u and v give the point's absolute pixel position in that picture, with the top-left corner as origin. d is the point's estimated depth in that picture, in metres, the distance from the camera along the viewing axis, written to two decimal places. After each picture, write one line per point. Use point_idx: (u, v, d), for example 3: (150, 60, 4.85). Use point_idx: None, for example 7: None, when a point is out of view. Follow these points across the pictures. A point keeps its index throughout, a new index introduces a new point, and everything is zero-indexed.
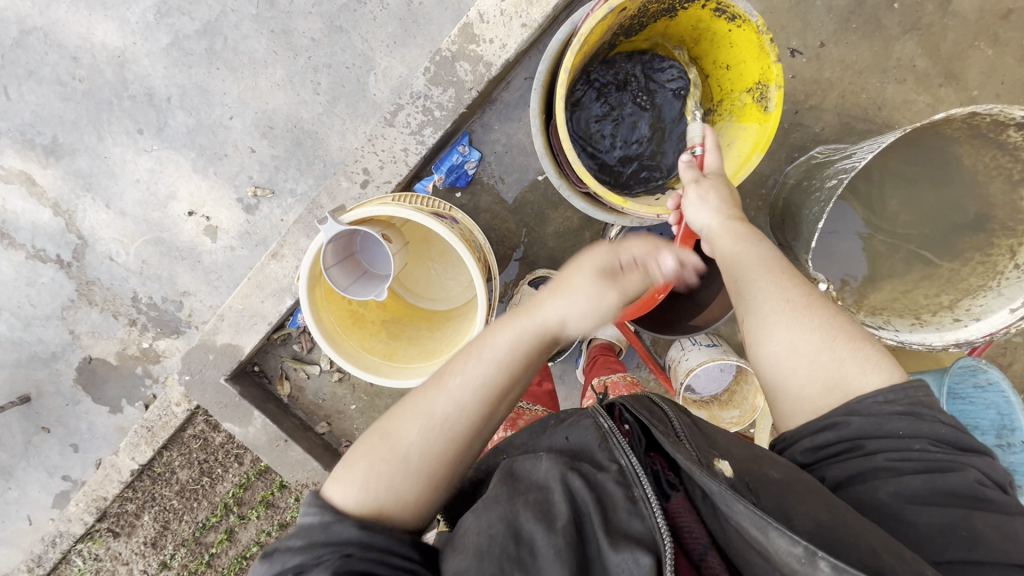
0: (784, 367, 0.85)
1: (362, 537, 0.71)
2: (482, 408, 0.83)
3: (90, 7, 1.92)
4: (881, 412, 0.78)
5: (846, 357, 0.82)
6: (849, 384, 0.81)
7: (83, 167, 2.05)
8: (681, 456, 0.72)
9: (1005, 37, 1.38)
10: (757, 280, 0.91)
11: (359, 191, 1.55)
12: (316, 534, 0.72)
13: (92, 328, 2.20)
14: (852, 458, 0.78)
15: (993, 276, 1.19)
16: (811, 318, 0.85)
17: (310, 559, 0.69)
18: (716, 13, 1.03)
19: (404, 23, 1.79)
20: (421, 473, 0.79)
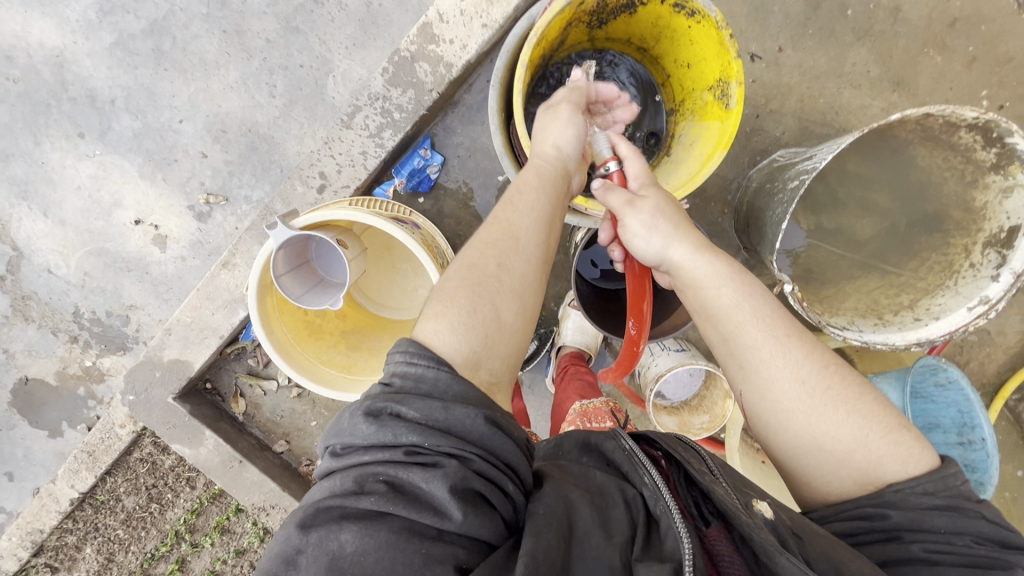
0: (808, 461, 0.82)
1: (487, 439, 0.72)
2: (542, 231, 0.93)
3: (25, 3, 1.80)
4: (921, 506, 0.76)
5: (883, 454, 0.79)
6: (884, 479, 0.79)
7: (18, 173, 1.92)
8: (722, 494, 0.73)
9: (952, 44, 1.42)
10: (767, 357, 0.84)
11: (315, 196, 1.48)
12: (434, 412, 0.71)
13: (28, 346, 2.05)
14: (888, 548, 0.75)
15: (950, 275, 1.21)
16: (835, 408, 0.81)
17: (430, 443, 0.69)
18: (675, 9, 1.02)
19: (363, 24, 1.73)
20: (517, 290, 0.87)
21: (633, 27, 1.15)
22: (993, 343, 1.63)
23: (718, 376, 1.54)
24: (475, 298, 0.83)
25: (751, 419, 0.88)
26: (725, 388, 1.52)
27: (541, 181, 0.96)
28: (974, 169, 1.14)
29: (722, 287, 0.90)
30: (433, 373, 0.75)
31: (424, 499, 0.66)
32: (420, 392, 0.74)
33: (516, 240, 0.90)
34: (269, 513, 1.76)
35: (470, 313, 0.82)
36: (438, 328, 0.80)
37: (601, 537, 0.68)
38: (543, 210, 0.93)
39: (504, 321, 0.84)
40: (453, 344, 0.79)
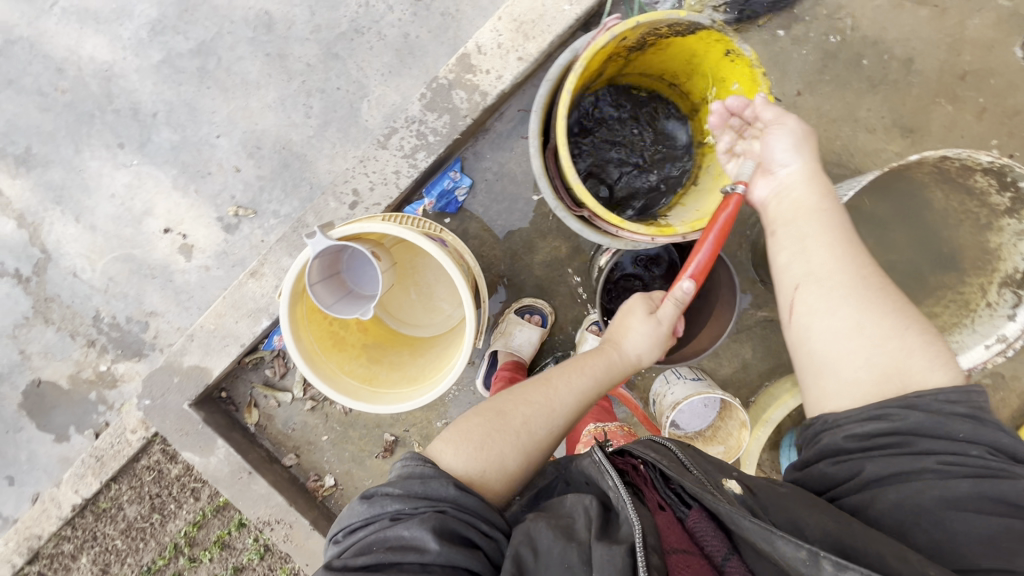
0: (847, 344, 0.91)
1: (458, 497, 0.86)
2: (574, 417, 1.06)
3: (82, 21, 1.90)
4: (942, 411, 0.83)
5: (914, 350, 0.88)
6: (910, 375, 0.87)
7: (55, 179, 1.98)
8: (689, 481, 0.82)
9: (963, 95, 1.49)
10: (836, 251, 0.97)
11: (346, 212, 1.53)
12: (413, 486, 0.87)
13: (45, 348, 2.07)
14: (900, 453, 0.83)
15: (967, 313, 1.24)
16: (885, 302, 0.92)
17: (409, 508, 0.84)
18: (711, 48, 1.08)
19: (399, 54, 1.82)
20: (526, 451, 1.00)
21: (665, 65, 1.22)
22: (1007, 387, 1.64)
23: (733, 407, 1.55)
24: (504, 444, 0.98)
25: (796, 306, 0.98)
26: (740, 420, 1.53)
27: (601, 370, 1.10)
28: (988, 213, 1.19)
29: (813, 190, 1.01)
30: (419, 469, 0.90)
31: (409, 547, 0.78)
32: (405, 474, 0.90)
33: (551, 412, 1.03)
34: (273, 529, 1.73)
35: (480, 448, 0.96)
36: (451, 447, 0.97)
37: (559, 546, 0.78)
38: (584, 402, 1.07)
39: (507, 468, 0.97)
40: (460, 468, 0.94)
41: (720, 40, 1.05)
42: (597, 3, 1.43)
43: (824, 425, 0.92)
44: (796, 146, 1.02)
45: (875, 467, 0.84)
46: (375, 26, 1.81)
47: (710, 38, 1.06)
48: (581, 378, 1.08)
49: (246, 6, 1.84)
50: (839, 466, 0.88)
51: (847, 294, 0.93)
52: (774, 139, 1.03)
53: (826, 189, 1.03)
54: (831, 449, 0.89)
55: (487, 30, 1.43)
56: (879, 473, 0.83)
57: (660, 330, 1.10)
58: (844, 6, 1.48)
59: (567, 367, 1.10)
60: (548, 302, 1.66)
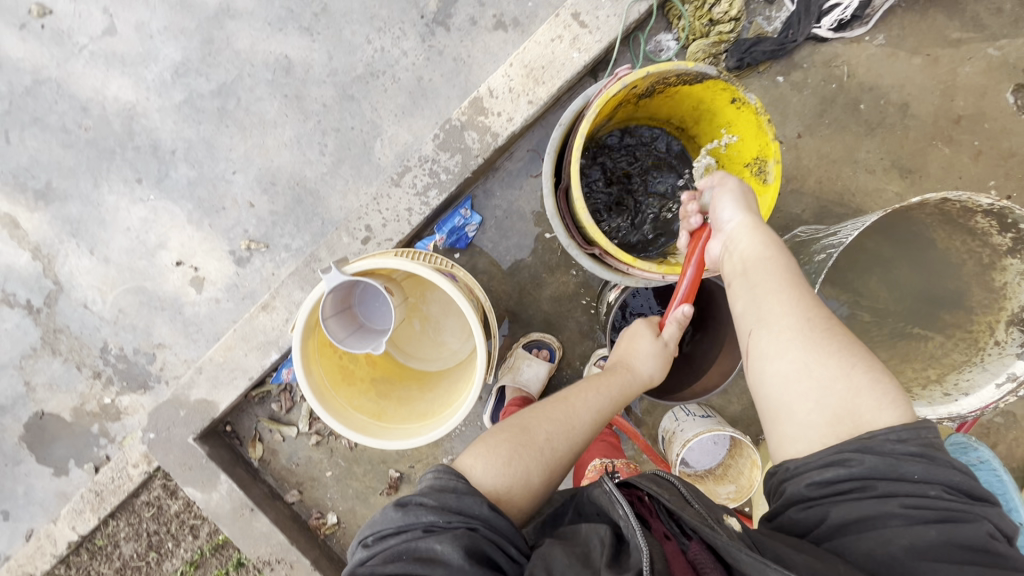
0: (797, 390, 0.85)
1: (491, 518, 0.85)
2: (592, 434, 1.07)
3: (108, 63, 1.97)
4: (896, 453, 0.77)
5: (863, 389, 0.82)
6: (861, 415, 0.81)
7: (73, 213, 2.02)
8: (689, 514, 0.82)
9: (959, 138, 1.54)
10: (779, 293, 0.93)
11: (359, 247, 1.57)
12: (448, 500, 0.86)
13: (50, 380, 2.06)
14: (862, 500, 0.77)
15: (976, 352, 1.24)
16: (829, 343, 0.86)
17: (442, 521, 0.84)
18: (717, 96, 1.13)
19: (412, 96, 1.89)
20: (550, 468, 0.99)
21: (673, 110, 1.27)
22: (1018, 425, 1.63)
23: (744, 445, 1.53)
24: (529, 460, 0.97)
25: (750, 352, 0.94)
26: (751, 458, 1.51)
27: (617, 387, 1.11)
28: (992, 252, 1.20)
29: (756, 237, 0.99)
30: (453, 482, 0.90)
31: (438, 562, 0.78)
32: (438, 486, 0.89)
33: (572, 428, 1.04)
34: (273, 568, 1.69)
35: (507, 463, 0.95)
36: (476, 463, 0.95)
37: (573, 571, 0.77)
38: (602, 418, 1.08)
39: (531, 485, 0.96)
40: (487, 483, 0.93)
41: (726, 89, 1.10)
42: (603, 52, 1.49)
43: (784, 474, 0.84)
44: (740, 202, 1.03)
45: (839, 514, 0.77)
46: (390, 70, 1.89)
47: (716, 87, 1.11)
48: (598, 395, 1.09)
49: (267, 50, 1.91)
50: (804, 514, 0.81)
51: (791, 339, 0.88)
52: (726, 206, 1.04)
53: (773, 240, 1.00)
54: (793, 499, 0.82)
55: (499, 76, 1.49)
56: (844, 520, 0.77)
57: (667, 348, 1.15)
58: (841, 55, 1.54)
59: (584, 386, 1.11)
60: (556, 336, 1.67)
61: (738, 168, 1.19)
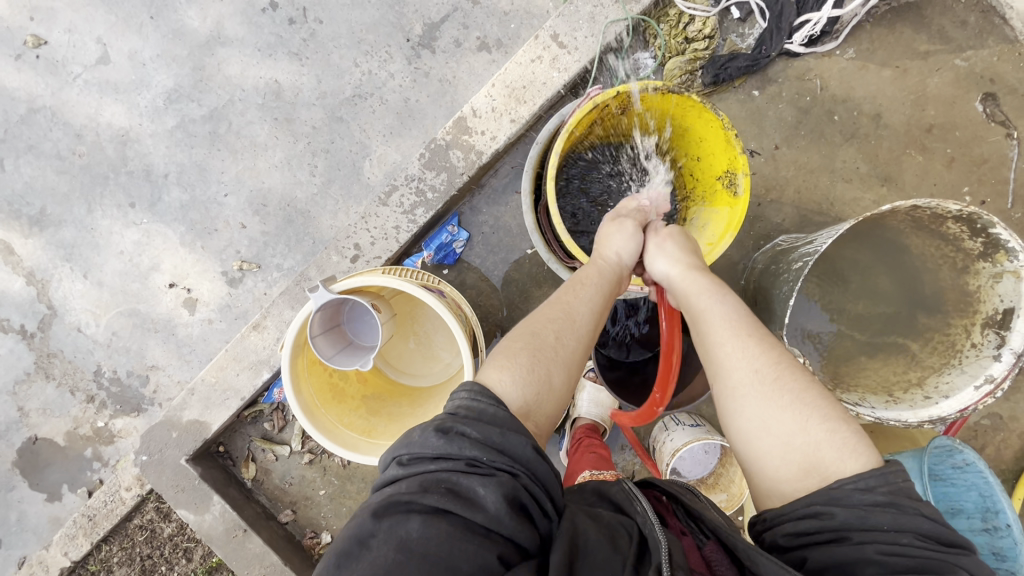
0: (763, 445, 0.88)
1: (532, 465, 0.79)
2: (595, 324, 1.06)
3: (102, 91, 2.01)
4: (862, 503, 0.77)
5: (821, 440, 0.84)
6: (826, 468, 0.82)
7: (67, 238, 2.05)
8: (714, 517, 0.85)
9: (932, 146, 1.58)
10: (727, 344, 0.98)
11: (348, 265, 1.59)
12: (492, 435, 0.80)
13: (44, 405, 2.07)
14: (838, 549, 0.75)
15: (954, 354, 1.26)
16: (781, 395, 0.89)
17: (486, 459, 0.77)
18: (686, 112, 1.17)
19: (400, 116, 1.93)
20: (567, 364, 0.99)
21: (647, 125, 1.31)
22: (1006, 428, 1.64)
23: (735, 454, 1.56)
24: (541, 364, 0.95)
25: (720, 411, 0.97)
26: (741, 467, 1.54)
27: (600, 280, 1.10)
28: (964, 257, 1.23)
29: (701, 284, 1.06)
30: (494, 412, 0.83)
31: (478, 507, 0.73)
32: (480, 418, 0.83)
33: (573, 321, 1.02)
34: None
35: (530, 370, 0.93)
36: (502, 377, 0.91)
37: (605, 548, 0.74)
38: (599, 306, 1.06)
39: (554, 388, 0.95)
40: (517, 400, 0.89)
41: (692, 104, 1.14)
42: (582, 71, 1.54)
43: (763, 523, 0.84)
44: (668, 254, 1.13)
45: (815, 559, 0.76)
46: (377, 91, 1.93)
47: (687, 105, 1.15)
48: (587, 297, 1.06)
49: (257, 75, 1.96)
50: (784, 562, 0.79)
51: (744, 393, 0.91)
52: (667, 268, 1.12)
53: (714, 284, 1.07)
54: (773, 546, 0.81)
55: (481, 96, 1.53)
56: (821, 565, 0.75)
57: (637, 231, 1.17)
58: (813, 68, 1.59)
59: (564, 294, 1.07)
60: None
61: (713, 180, 1.23)
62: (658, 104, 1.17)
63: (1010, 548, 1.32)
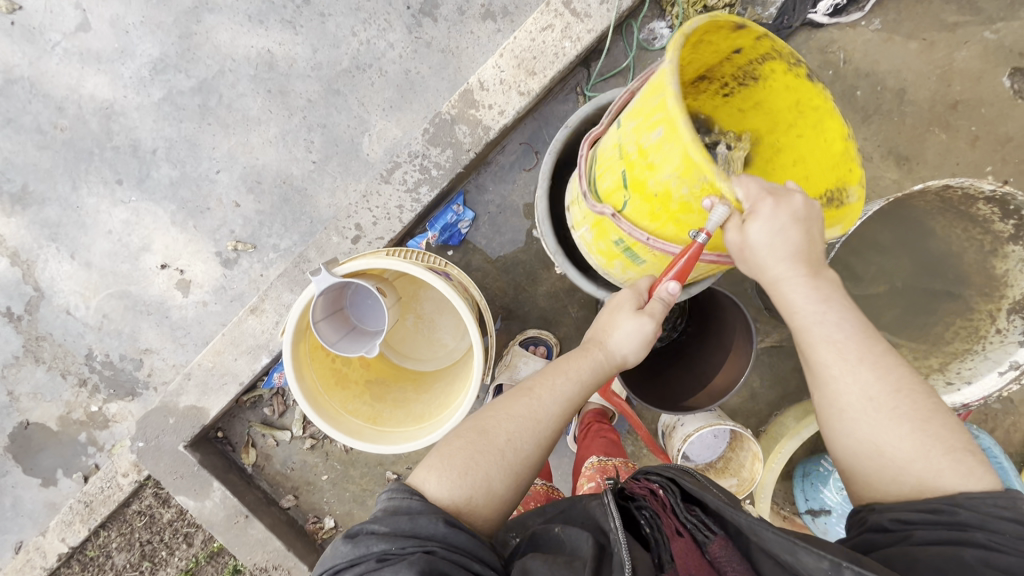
0: (866, 461, 0.86)
1: (449, 536, 0.78)
2: (563, 423, 1.01)
3: (83, 60, 1.90)
4: (985, 507, 0.76)
5: (943, 468, 0.80)
6: (937, 489, 0.79)
7: (51, 216, 1.96)
8: (710, 496, 0.84)
9: (955, 123, 1.52)
10: (855, 371, 0.87)
11: (349, 246, 1.53)
12: (401, 523, 0.79)
13: (34, 389, 2.01)
14: (945, 537, 0.75)
15: (977, 339, 1.23)
16: (901, 424, 0.83)
17: (396, 548, 0.76)
18: (800, 122, 0.97)
19: (400, 89, 1.83)
20: (512, 469, 0.94)
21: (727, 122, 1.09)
22: (1017, 411, 1.64)
23: (744, 438, 1.52)
24: (485, 465, 0.92)
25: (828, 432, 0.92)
26: (752, 450, 1.49)
27: (588, 373, 1.03)
28: (993, 239, 1.19)
29: (789, 262, 0.88)
30: (406, 503, 0.83)
31: None
32: (389, 510, 0.82)
33: (537, 423, 0.98)
34: None
35: (464, 474, 0.90)
36: (429, 478, 0.90)
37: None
38: (568, 405, 1.01)
39: (494, 490, 0.91)
40: (444, 497, 0.88)
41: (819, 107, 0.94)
42: (595, 41, 1.46)
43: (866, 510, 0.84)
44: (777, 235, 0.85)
45: (918, 540, 0.77)
46: (376, 63, 1.83)
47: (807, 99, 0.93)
48: (565, 387, 1.02)
49: (248, 44, 1.85)
50: (884, 540, 0.80)
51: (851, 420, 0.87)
52: (754, 229, 0.85)
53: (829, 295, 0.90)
54: (872, 525, 0.82)
55: (489, 67, 1.45)
56: (922, 546, 0.76)
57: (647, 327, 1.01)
58: (837, 40, 1.52)
59: (541, 379, 1.03)
60: (553, 334, 1.64)
61: None
62: (776, 97, 0.96)
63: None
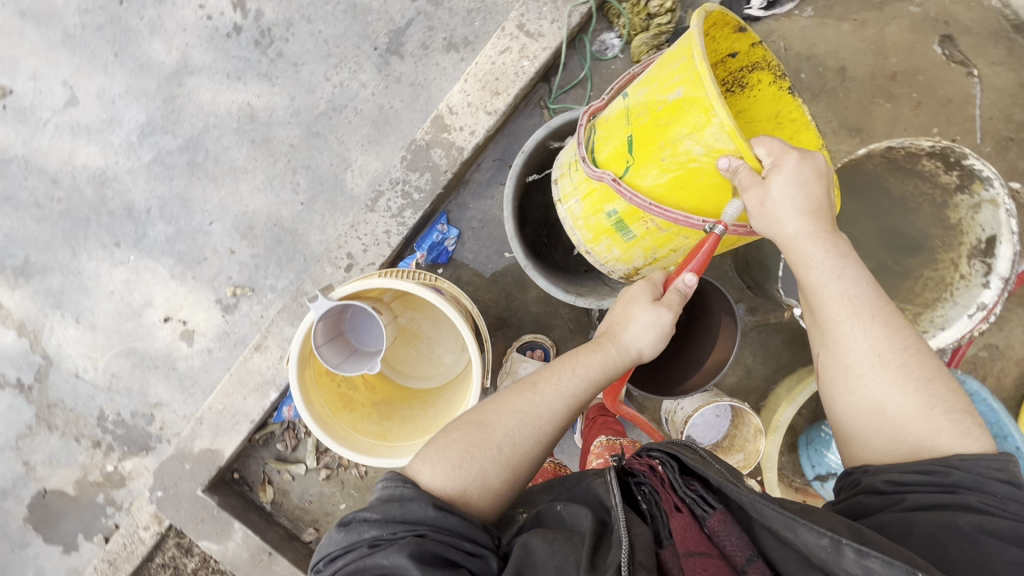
0: (871, 421, 0.93)
1: (438, 519, 0.83)
2: (564, 420, 1.06)
3: (74, 133, 2.00)
4: (982, 471, 0.84)
5: (943, 427, 0.89)
6: (933, 446, 0.89)
7: (54, 285, 2.02)
8: (711, 473, 0.87)
9: (897, 92, 1.62)
10: (866, 330, 0.94)
11: (343, 275, 1.59)
12: (392, 510, 0.83)
13: (49, 456, 2.04)
14: (938, 496, 0.83)
15: (945, 288, 1.29)
16: (908, 380, 0.91)
17: (387, 534, 0.80)
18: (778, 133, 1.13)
19: (377, 124, 1.93)
20: (509, 462, 0.99)
21: None
22: (1003, 356, 1.70)
23: (746, 413, 1.56)
24: (484, 459, 0.97)
25: (831, 390, 0.99)
26: (754, 424, 1.54)
27: (599, 368, 1.07)
28: (942, 192, 1.28)
29: (804, 219, 0.95)
30: (399, 489, 0.86)
31: None
32: (381, 497, 0.87)
33: (538, 419, 1.02)
34: None
35: (458, 466, 0.94)
36: (424, 470, 0.95)
37: (556, 557, 0.80)
38: (571, 401, 1.06)
39: (490, 484, 0.96)
40: (438, 487, 0.93)
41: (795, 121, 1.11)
42: (551, 57, 1.56)
43: (863, 472, 0.92)
44: (795, 194, 0.93)
45: (915, 499, 0.84)
46: (351, 103, 1.93)
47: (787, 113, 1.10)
48: (571, 383, 1.06)
49: (228, 100, 1.96)
50: (881, 501, 0.87)
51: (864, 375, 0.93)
52: (776, 184, 0.92)
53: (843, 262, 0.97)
54: (871, 489, 0.89)
55: (456, 93, 1.54)
56: (919, 503, 0.84)
57: (661, 313, 1.06)
58: (775, 30, 1.63)
59: (548, 375, 1.07)
60: (548, 336, 1.70)
61: None
62: (760, 106, 1.11)
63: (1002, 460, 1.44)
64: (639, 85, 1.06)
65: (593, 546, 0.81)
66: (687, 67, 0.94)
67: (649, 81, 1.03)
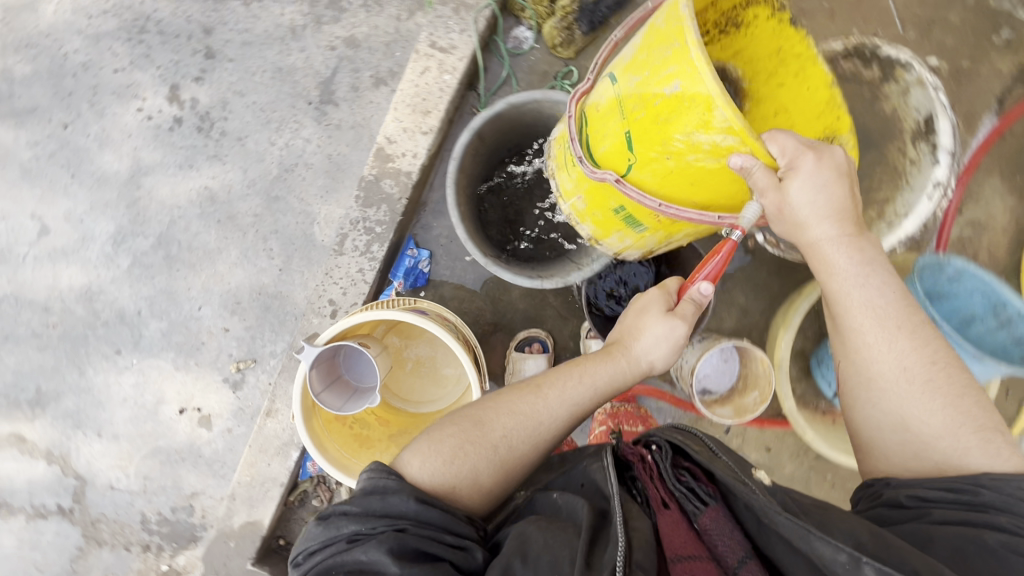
0: (900, 433, 1.09)
1: (417, 512, 0.93)
2: (564, 426, 1.15)
3: (53, 259, 2.07)
4: (1011, 492, 0.95)
5: (972, 445, 1.03)
6: (955, 462, 1.03)
7: (70, 406, 2.08)
8: (716, 466, 0.98)
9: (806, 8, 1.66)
10: (894, 339, 1.10)
11: (330, 322, 1.63)
12: (373, 506, 0.94)
13: (105, 571, 2.08)
14: (961, 512, 0.96)
15: (898, 176, 1.45)
16: (936, 395, 1.07)
17: (367, 528, 0.90)
18: (785, 70, 1.22)
19: (329, 173, 1.98)
20: (500, 463, 1.08)
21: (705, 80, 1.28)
22: (987, 227, 1.70)
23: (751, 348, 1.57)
24: (477, 459, 1.06)
25: (865, 388, 1.14)
26: (761, 358, 1.56)
27: (608, 380, 1.17)
28: (875, 89, 1.45)
29: (828, 223, 1.09)
30: (382, 483, 0.97)
31: (366, 565, 0.86)
32: (363, 493, 0.97)
33: (540, 425, 1.12)
34: None
35: (448, 462, 1.04)
36: (414, 464, 1.03)
37: (548, 550, 0.89)
38: (576, 409, 1.15)
39: (479, 484, 1.06)
40: (426, 480, 1.02)
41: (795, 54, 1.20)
42: (470, 66, 1.62)
43: (888, 484, 1.08)
44: (816, 197, 1.04)
45: (941, 514, 0.97)
46: (300, 160, 1.99)
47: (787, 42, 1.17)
48: (578, 393, 1.15)
49: (187, 189, 2.03)
50: (907, 511, 1.02)
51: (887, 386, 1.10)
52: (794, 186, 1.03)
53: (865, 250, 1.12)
54: (896, 501, 1.04)
55: (390, 123, 1.60)
56: (944, 518, 0.97)
57: (671, 322, 1.16)
58: None
59: (558, 381, 1.17)
60: (543, 328, 1.72)
61: None
62: (761, 47, 1.20)
63: (975, 333, 1.48)
64: (628, 74, 1.08)
65: (586, 540, 0.90)
66: (681, 57, 0.96)
67: (641, 67, 1.05)
